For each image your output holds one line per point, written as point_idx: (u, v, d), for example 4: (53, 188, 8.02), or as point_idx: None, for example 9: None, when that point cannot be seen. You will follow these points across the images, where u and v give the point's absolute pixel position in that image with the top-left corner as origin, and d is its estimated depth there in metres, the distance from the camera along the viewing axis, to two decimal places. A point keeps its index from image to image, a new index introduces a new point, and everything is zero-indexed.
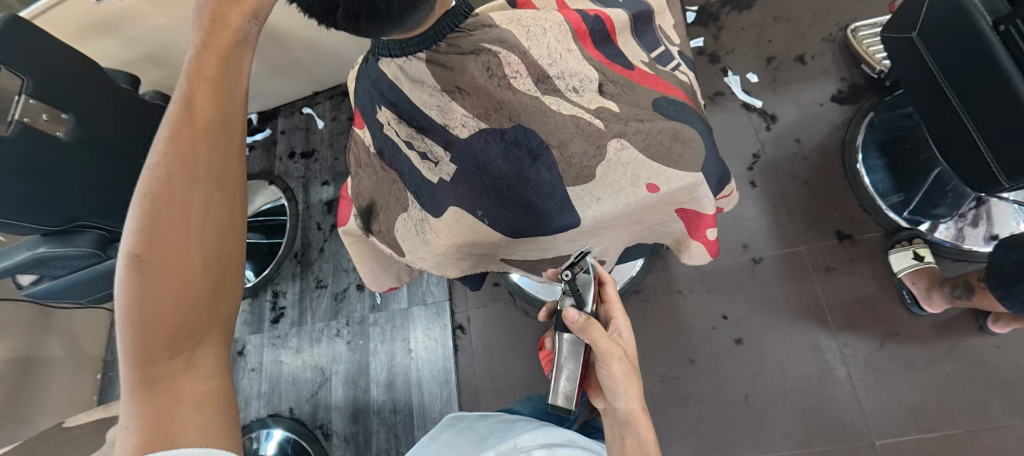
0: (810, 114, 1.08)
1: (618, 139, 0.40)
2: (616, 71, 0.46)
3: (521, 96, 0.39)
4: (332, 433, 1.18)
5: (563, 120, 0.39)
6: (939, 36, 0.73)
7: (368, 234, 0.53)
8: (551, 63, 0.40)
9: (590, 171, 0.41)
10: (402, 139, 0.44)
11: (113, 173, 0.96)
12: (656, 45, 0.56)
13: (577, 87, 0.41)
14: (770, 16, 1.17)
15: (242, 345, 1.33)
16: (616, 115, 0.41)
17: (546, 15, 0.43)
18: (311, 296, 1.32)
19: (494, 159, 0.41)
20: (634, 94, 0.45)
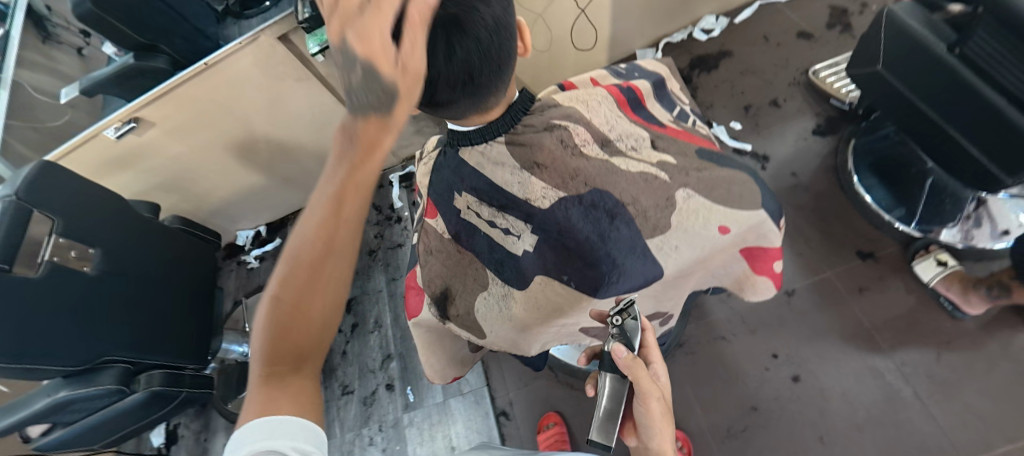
0: (798, 149, 1.16)
1: (684, 189, 0.47)
2: (656, 130, 0.53)
3: (592, 160, 0.47)
4: None
5: (634, 176, 0.47)
6: (903, 64, 0.81)
7: (445, 321, 0.55)
8: (608, 130, 0.49)
9: (665, 222, 0.47)
10: (484, 219, 0.50)
11: (139, 301, 0.94)
12: (674, 106, 0.62)
13: (636, 146, 0.49)
14: (737, 71, 1.30)
15: None
16: (676, 167, 0.48)
17: (594, 91, 0.53)
18: (338, 404, 1.25)
19: (577, 222, 0.47)
20: (677, 146, 0.51)
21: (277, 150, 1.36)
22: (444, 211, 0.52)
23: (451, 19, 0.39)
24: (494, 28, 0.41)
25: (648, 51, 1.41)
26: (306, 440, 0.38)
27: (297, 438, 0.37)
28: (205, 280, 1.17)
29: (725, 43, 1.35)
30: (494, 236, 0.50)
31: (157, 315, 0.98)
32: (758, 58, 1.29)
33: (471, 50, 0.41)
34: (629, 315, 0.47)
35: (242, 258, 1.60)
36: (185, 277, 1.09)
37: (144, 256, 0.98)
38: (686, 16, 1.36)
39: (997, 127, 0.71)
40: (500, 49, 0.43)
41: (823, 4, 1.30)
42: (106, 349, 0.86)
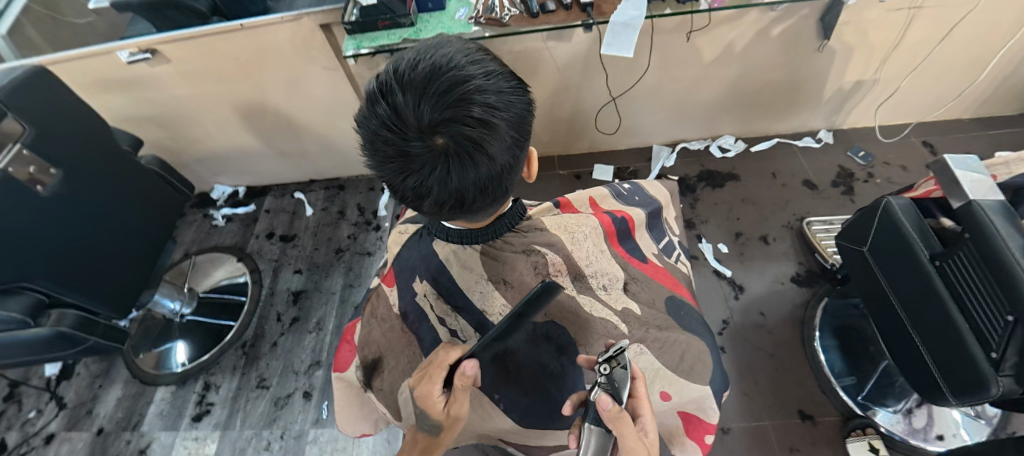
0: (773, 290, 1.18)
1: (638, 344, 0.54)
2: (636, 266, 0.61)
3: (561, 293, 0.54)
4: None
5: (594, 319, 0.54)
6: (886, 256, 0.84)
7: (366, 389, 0.55)
8: (586, 265, 0.56)
9: None
10: (436, 314, 0.53)
11: (83, 236, 0.89)
12: (663, 236, 0.69)
13: (607, 287, 0.56)
14: (739, 197, 1.33)
15: (146, 442, 1.14)
16: (637, 316, 0.56)
17: (587, 218, 0.60)
18: (248, 397, 1.18)
19: (523, 346, 0.53)
20: (646, 291, 0.59)
21: (282, 124, 1.34)
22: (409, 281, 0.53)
23: (455, 153, 0.42)
24: (494, 164, 0.44)
25: (664, 149, 1.44)
26: None
27: None
28: (164, 228, 1.12)
29: (735, 167, 1.39)
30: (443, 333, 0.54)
31: (98, 256, 0.92)
32: (761, 192, 1.33)
33: (466, 179, 0.44)
34: (617, 363, 0.46)
35: (209, 212, 1.55)
36: (142, 222, 1.04)
37: (105, 191, 0.94)
38: (708, 130, 1.41)
39: (954, 347, 0.72)
40: (496, 181, 0.46)
41: (833, 162, 1.36)
42: (25, 274, 0.79)
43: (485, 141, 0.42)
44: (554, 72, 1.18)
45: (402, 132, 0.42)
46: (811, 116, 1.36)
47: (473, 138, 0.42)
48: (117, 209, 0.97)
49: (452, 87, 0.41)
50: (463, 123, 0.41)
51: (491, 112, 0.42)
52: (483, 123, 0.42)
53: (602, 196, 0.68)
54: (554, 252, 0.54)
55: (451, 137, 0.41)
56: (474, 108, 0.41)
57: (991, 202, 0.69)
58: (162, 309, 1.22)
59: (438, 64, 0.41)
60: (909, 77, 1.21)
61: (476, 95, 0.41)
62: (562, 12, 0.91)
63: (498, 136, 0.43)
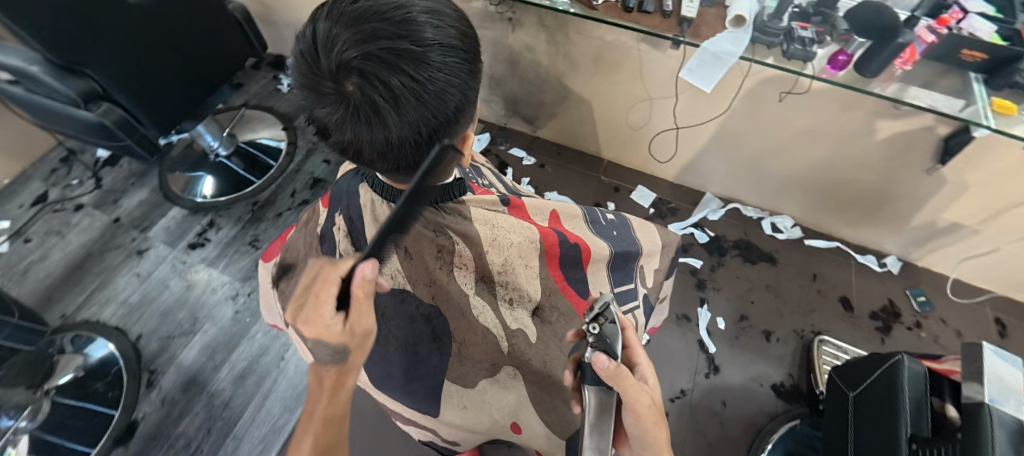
0: (748, 388, 1.09)
1: (512, 369, 0.54)
2: (566, 296, 0.59)
3: (457, 285, 0.52)
4: (157, 385, 1.08)
5: (480, 326, 0.53)
6: (870, 413, 0.75)
7: (275, 288, 0.64)
8: (497, 270, 0.54)
9: (472, 381, 0.54)
10: (341, 248, 0.56)
11: (152, 52, 0.96)
12: (626, 283, 0.65)
13: (512, 302, 0.55)
14: (765, 281, 1.22)
15: (147, 246, 1.26)
16: (527, 343, 0.54)
17: (528, 230, 0.57)
18: (238, 249, 1.28)
19: (398, 317, 0.51)
20: (565, 324, 0.57)
21: None
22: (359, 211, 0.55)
23: (357, 108, 0.41)
24: (396, 135, 0.43)
25: (714, 201, 1.34)
26: None
27: None
28: (224, 72, 1.18)
29: (779, 251, 1.27)
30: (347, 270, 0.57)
31: (156, 73, 0.99)
32: (790, 287, 1.21)
33: (365, 136, 0.43)
34: (606, 320, 0.46)
35: (279, 75, 1.63)
36: (204, 59, 1.10)
37: (186, 21, 1.01)
38: (769, 202, 1.29)
39: None
40: (398, 151, 0.45)
41: (885, 293, 1.19)
42: (90, 61, 0.85)
43: (388, 108, 0.41)
44: (632, 76, 1.10)
45: (317, 65, 0.41)
46: (885, 236, 1.20)
47: (377, 102, 0.40)
48: (190, 40, 1.03)
49: (374, 42, 0.38)
50: (372, 83, 0.39)
51: (406, 84, 0.40)
52: (393, 91, 0.40)
53: (566, 213, 0.64)
54: (468, 248, 0.52)
55: (356, 91, 0.40)
56: (389, 72, 0.39)
57: (1008, 417, 0.56)
58: (203, 142, 1.31)
59: (376, 13, 0.39)
60: (1019, 243, 1.03)
61: (396, 61, 0.39)
62: (657, 16, 0.83)
63: (405, 110, 0.41)
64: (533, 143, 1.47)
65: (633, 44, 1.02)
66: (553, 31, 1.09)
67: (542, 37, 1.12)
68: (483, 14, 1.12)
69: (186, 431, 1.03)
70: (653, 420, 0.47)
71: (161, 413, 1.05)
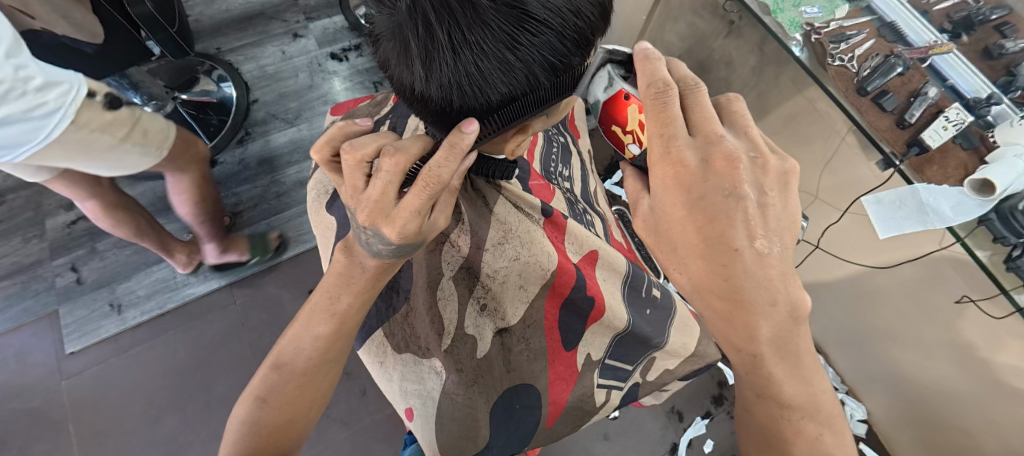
0: None
1: (436, 368, 0.44)
2: (545, 337, 0.50)
3: (440, 259, 0.46)
4: (243, 145, 1.22)
5: (432, 309, 0.45)
6: None
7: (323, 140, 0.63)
8: (496, 267, 0.47)
9: (401, 347, 0.45)
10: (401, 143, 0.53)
11: None
12: (623, 361, 0.57)
13: (482, 309, 0.47)
14: None
15: (301, 34, 1.37)
16: (471, 356, 0.46)
17: (544, 248, 0.48)
18: (362, 81, 1.33)
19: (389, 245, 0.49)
20: (525, 363, 0.49)
21: None
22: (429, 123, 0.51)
23: (396, 36, 0.33)
24: (424, 89, 0.35)
25: None
26: (286, 418, 0.45)
27: (286, 421, 0.45)
28: None
29: None
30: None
31: None
32: None
33: (396, 67, 0.36)
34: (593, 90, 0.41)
35: None
36: None
37: None
38: (858, 383, 1.06)
39: None
40: (423, 104, 0.37)
41: None
42: None
43: (425, 60, 0.32)
44: (815, 162, 0.91)
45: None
46: None
47: (415, 44, 0.32)
48: None
49: None
50: (420, 19, 0.31)
51: (456, 46, 0.31)
52: (439, 45, 0.31)
53: (607, 259, 0.54)
54: (471, 234, 0.46)
55: (399, 17, 0.32)
56: (444, 21, 0.30)
57: None
58: None
59: None
60: None
61: (458, 12, 0.30)
62: (887, 119, 0.65)
63: (440, 72, 0.33)
64: None
65: (841, 130, 0.82)
66: (769, 62, 0.90)
67: (751, 61, 0.94)
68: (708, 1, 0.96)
69: (239, 194, 1.17)
70: (705, 282, 0.35)
71: (232, 169, 1.19)
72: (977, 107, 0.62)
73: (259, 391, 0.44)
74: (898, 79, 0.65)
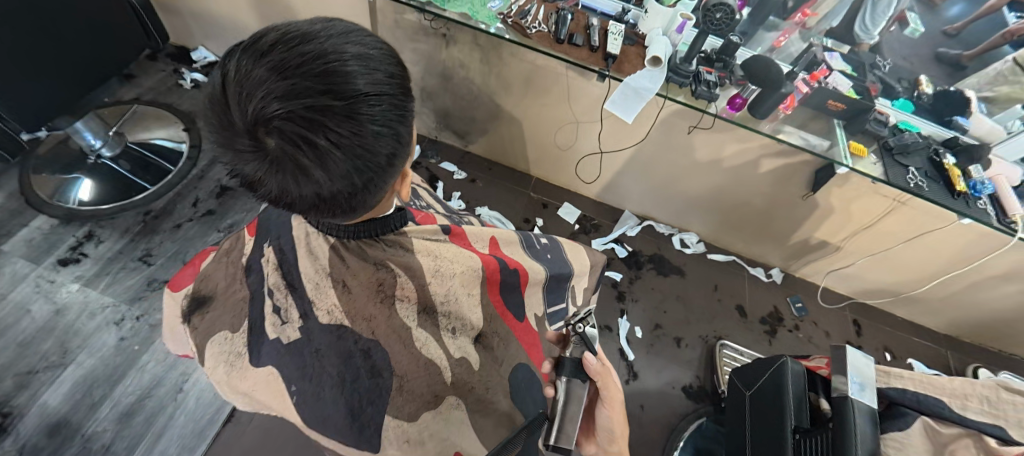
0: (661, 390, 1.23)
1: (455, 399, 0.48)
2: (505, 321, 0.56)
3: (396, 317, 0.47)
4: (11, 430, 0.91)
5: (423, 360, 0.47)
6: (761, 405, 0.88)
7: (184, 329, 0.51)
8: (439, 301, 0.50)
9: (415, 415, 0.45)
10: (269, 281, 0.46)
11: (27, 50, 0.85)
12: (558, 301, 0.69)
13: (453, 330, 0.50)
14: (674, 294, 1.38)
15: (0, 266, 1.07)
16: (469, 371, 0.50)
17: (468, 258, 0.54)
18: (124, 265, 1.13)
19: (330, 359, 0.43)
20: (504, 348, 0.55)
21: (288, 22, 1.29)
22: (263, 238, 0.48)
23: (278, 167, 0.36)
24: (329, 192, 0.38)
25: (632, 218, 1.49)
26: None
27: None
28: (107, 61, 1.04)
29: (686, 264, 1.44)
30: (271, 305, 0.45)
31: (26, 67, 0.86)
32: (696, 298, 1.38)
33: (291, 191, 0.38)
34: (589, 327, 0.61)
35: (181, 68, 1.47)
36: (87, 48, 0.97)
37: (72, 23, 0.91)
38: (680, 221, 1.46)
39: None
40: (333, 205, 0.40)
41: (771, 302, 1.41)
42: None
43: (314, 169, 0.35)
44: (563, 99, 1.17)
45: (230, 115, 0.35)
46: (771, 252, 1.43)
47: (302, 161, 0.35)
48: (74, 42, 0.94)
49: (296, 98, 0.33)
50: (294, 142, 0.34)
51: (336, 145, 0.34)
52: (322, 152, 0.34)
53: (504, 238, 0.64)
54: (411, 276, 0.48)
55: (276, 150, 0.35)
56: (316, 133, 0.34)
57: (863, 407, 0.72)
58: (80, 140, 1.19)
59: (294, 62, 0.33)
60: (866, 257, 1.29)
61: (319, 119, 0.33)
62: (585, 50, 0.90)
63: (334, 169, 0.36)
64: (464, 157, 1.51)
65: (562, 71, 1.08)
66: (488, 53, 1.13)
67: (476, 55, 1.14)
68: (417, 27, 1.13)
69: None
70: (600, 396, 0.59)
71: None
72: (621, 18, 0.93)
73: None
74: (572, 23, 0.92)
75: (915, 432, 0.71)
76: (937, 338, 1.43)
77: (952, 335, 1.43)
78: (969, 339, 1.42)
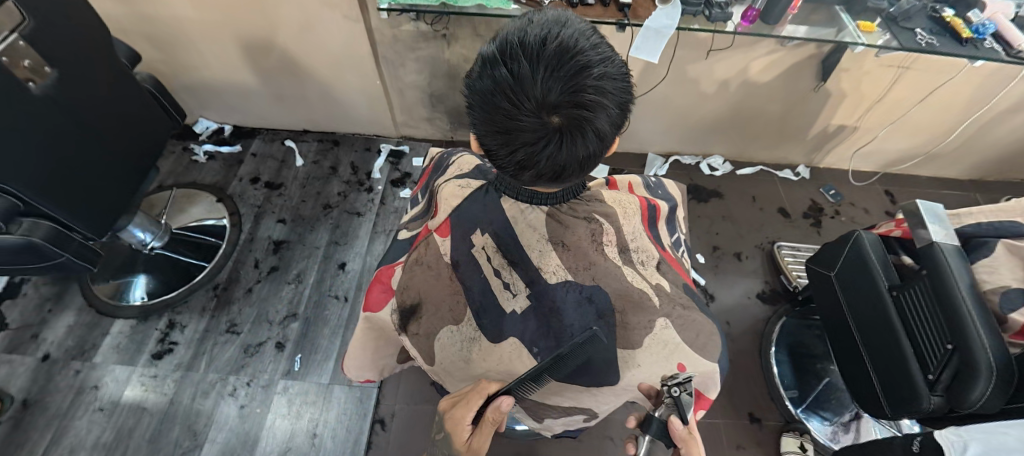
0: (739, 303, 1.30)
1: (664, 319, 0.57)
2: (660, 251, 0.65)
3: (608, 260, 0.57)
4: None
5: (635, 288, 0.57)
6: (847, 278, 0.94)
7: (401, 333, 0.61)
8: (631, 240, 0.60)
9: (639, 340, 0.56)
10: (492, 266, 0.56)
11: (84, 159, 0.86)
12: (675, 232, 0.75)
13: (642, 261, 0.60)
14: (720, 214, 1.45)
15: (99, 377, 1.09)
16: (667, 294, 0.59)
17: (628, 198, 0.65)
18: (216, 340, 1.16)
19: (570, 306, 0.54)
20: (667, 267, 0.63)
21: (284, 67, 1.29)
22: (457, 237, 0.57)
23: (563, 136, 0.45)
24: (595, 148, 0.47)
25: (658, 158, 1.54)
26: None
27: None
28: (146, 152, 1.04)
29: (720, 185, 1.51)
30: (500, 283, 0.56)
31: (87, 176, 0.87)
32: (741, 213, 1.45)
33: (566, 158, 0.47)
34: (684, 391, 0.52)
35: (190, 145, 1.49)
36: (123, 143, 0.95)
37: (114, 123, 0.92)
38: (702, 147, 1.52)
39: (893, 363, 0.83)
40: (590, 161, 0.49)
41: (808, 196, 1.49)
42: (5, 176, 0.71)
43: (595, 125, 0.45)
44: None
45: (520, 108, 0.44)
46: (795, 150, 1.50)
47: (584, 124, 0.44)
48: (119, 140, 0.94)
49: (578, 73, 0.43)
50: (579, 110, 0.44)
51: (607, 102, 0.44)
52: (599, 111, 0.44)
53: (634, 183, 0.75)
54: (610, 223, 0.58)
55: (565, 121, 0.44)
56: (595, 96, 0.44)
57: (948, 246, 0.78)
58: (131, 238, 1.15)
59: (565, 47, 0.43)
60: (887, 127, 1.35)
61: (596, 85, 0.43)
62: (598, 6, 0.93)
63: (607, 122, 0.45)
64: None
65: None
66: None
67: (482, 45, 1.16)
68: (418, 35, 1.14)
69: None
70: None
71: None
72: None
73: None
74: None
75: (999, 255, 0.78)
76: (964, 184, 1.53)
77: (976, 177, 1.53)
78: (993, 176, 1.52)
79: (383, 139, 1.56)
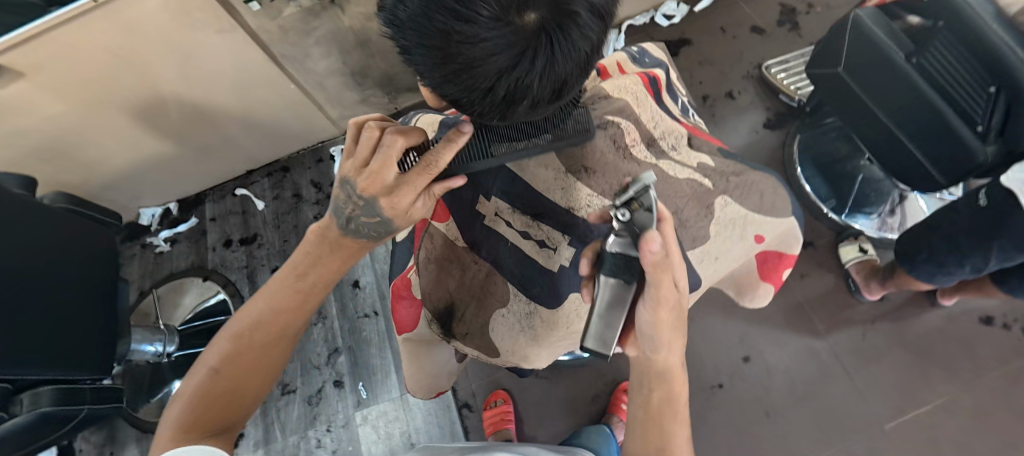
0: (749, 142, 1.25)
1: (723, 197, 0.62)
2: (684, 126, 0.68)
3: (643, 161, 0.60)
4: None
5: (681, 179, 0.61)
6: (856, 64, 0.82)
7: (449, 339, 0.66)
8: (655, 130, 0.64)
9: (703, 227, 0.61)
10: (520, 227, 0.61)
11: (47, 311, 0.77)
12: (677, 93, 0.75)
13: (672, 145, 0.64)
14: (696, 61, 1.34)
15: None
16: (715, 169, 0.64)
17: (632, 80, 0.66)
18: (278, 405, 1.13)
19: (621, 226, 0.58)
20: (694, 144, 0.66)
21: (190, 117, 1.14)
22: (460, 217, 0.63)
23: (548, 35, 0.36)
24: (590, 39, 0.39)
25: None
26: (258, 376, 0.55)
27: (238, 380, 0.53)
28: (102, 267, 0.94)
29: (684, 31, 1.38)
30: (534, 242, 0.61)
31: (59, 326, 0.79)
32: (717, 50, 1.34)
33: (563, 65, 0.38)
34: (637, 208, 0.47)
35: (146, 240, 1.38)
36: (75, 275, 0.86)
37: (56, 261, 0.82)
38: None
39: (936, 132, 0.76)
40: (588, 60, 0.41)
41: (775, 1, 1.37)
42: None
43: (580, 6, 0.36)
44: None
45: (482, 22, 0.34)
46: None
47: (569, 8, 0.36)
48: (69, 273, 0.84)
49: None
50: None
51: None
52: None
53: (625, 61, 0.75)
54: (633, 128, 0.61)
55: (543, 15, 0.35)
56: None
57: None
58: (143, 354, 1.09)
59: None
60: None
61: None
62: None
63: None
64: None
65: None
66: None
67: None
68: (306, 18, 0.98)
69: None
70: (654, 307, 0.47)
71: None
72: None
73: (212, 363, 0.52)
74: None
75: None
76: None
77: None
78: None
79: (330, 143, 1.44)
